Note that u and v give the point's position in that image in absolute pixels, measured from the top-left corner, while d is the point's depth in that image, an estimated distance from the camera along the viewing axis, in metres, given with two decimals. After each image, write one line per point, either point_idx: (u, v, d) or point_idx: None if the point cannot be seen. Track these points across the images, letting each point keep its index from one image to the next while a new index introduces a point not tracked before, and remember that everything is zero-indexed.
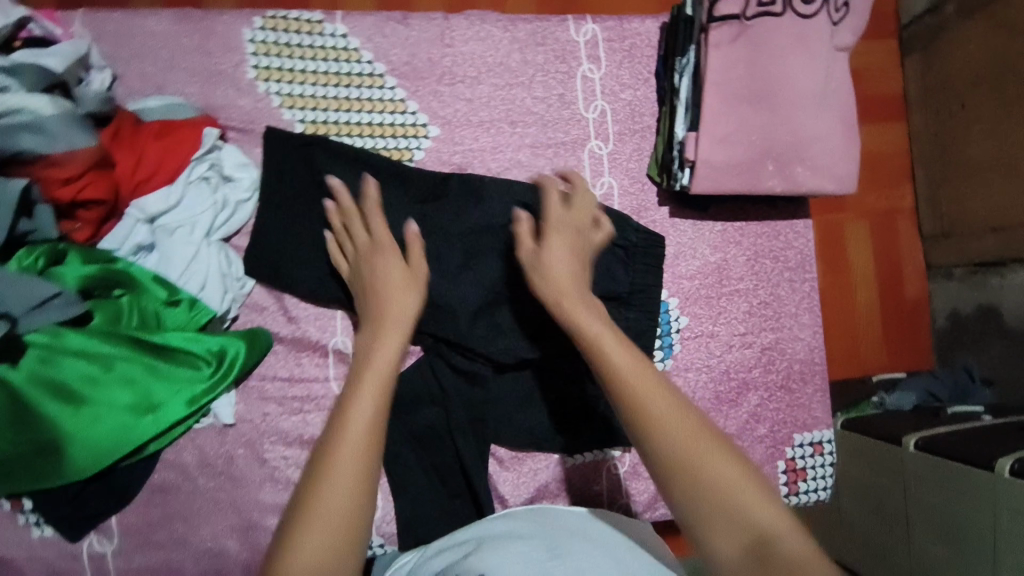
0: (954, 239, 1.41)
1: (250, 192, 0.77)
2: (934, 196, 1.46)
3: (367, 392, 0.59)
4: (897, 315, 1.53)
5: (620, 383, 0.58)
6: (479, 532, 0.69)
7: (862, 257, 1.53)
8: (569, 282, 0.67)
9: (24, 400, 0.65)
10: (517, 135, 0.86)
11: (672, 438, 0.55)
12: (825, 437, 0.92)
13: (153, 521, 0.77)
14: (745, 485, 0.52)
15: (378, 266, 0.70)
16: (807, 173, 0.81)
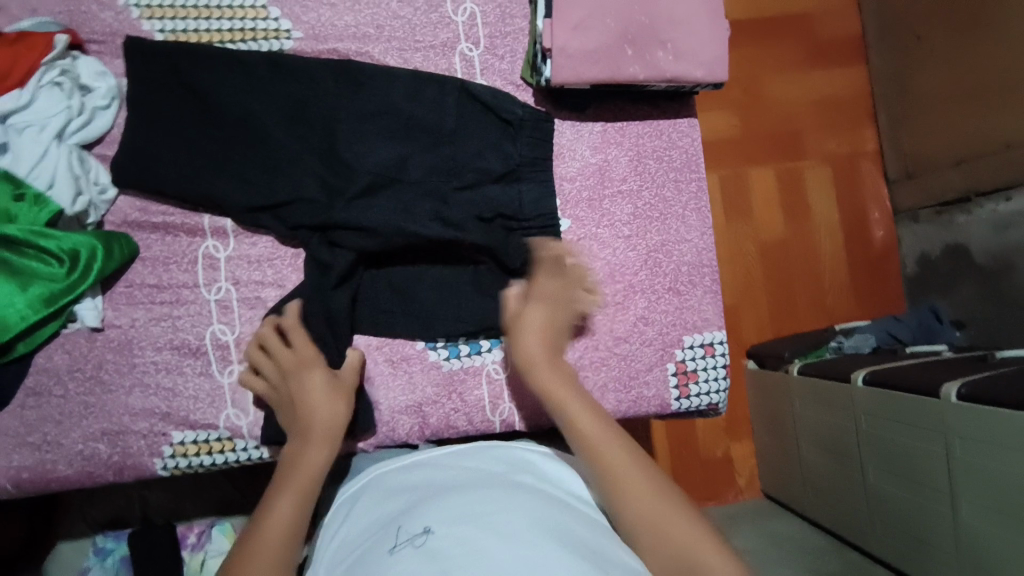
0: (919, 179, 1.53)
1: (109, 99, 0.78)
2: (895, 139, 1.61)
3: (291, 490, 0.66)
4: (861, 258, 1.65)
5: (598, 451, 0.64)
6: (433, 474, 0.67)
7: (822, 199, 1.64)
8: (544, 358, 0.72)
9: None
10: (383, 39, 0.86)
11: (626, 467, 0.62)
12: (717, 339, 0.90)
13: (28, 422, 0.79)
14: (699, 534, 0.58)
15: (295, 362, 0.75)
16: (669, 58, 0.79)
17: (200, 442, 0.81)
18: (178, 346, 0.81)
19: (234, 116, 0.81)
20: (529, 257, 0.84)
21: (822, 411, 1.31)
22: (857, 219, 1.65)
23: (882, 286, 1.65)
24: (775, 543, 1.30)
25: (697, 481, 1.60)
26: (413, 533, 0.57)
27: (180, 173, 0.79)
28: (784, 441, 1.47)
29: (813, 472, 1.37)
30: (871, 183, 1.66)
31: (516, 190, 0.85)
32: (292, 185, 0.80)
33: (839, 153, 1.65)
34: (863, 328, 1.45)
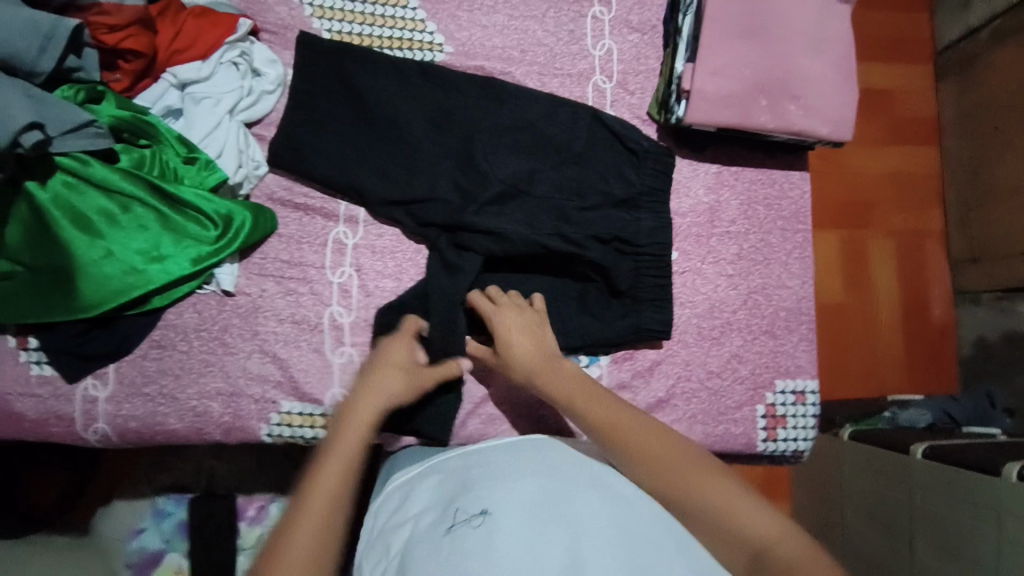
0: (983, 263, 1.54)
1: (275, 85, 0.84)
2: (963, 221, 1.61)
3: (354, 430, 0.67)
4: (918, 334, 1.64)
5: (624, 440, 0.68)
6: (485, 456, 0.70)
7: (884, 273, 1.64)
8: (544, 361, 0.77)
9: (49, 220, 0.72)
10: (525, 62, 0.93)
11: (647, 444, 0.67)
12: (808, 387, 0.92)
13: (147, 373, 0.81)
14: (737, 497, 0.62)
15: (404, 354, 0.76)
16: (801, 112, 0.83)
17: (305, 414, 0.84)
18: (298, 321, 0.85)
19: (381, 114, 0.87)
20: (636, 281, 0.89)
21: (871, 480, 1.28)
22: (919, 295, 1.65)
23: (935, 366, 1.64)
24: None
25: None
26: (470, 512, 0.60)
27: (330, 163, 0.85)
28: (826, 508, 1.43)
29: (856, 544, 1.32)
30: (934, 260, 1.66)
31: (635, 218, 0.89)
32: (428, 185, 0.86)
33: (905, 229, 1.66)
34: (918, 403, 1.43)
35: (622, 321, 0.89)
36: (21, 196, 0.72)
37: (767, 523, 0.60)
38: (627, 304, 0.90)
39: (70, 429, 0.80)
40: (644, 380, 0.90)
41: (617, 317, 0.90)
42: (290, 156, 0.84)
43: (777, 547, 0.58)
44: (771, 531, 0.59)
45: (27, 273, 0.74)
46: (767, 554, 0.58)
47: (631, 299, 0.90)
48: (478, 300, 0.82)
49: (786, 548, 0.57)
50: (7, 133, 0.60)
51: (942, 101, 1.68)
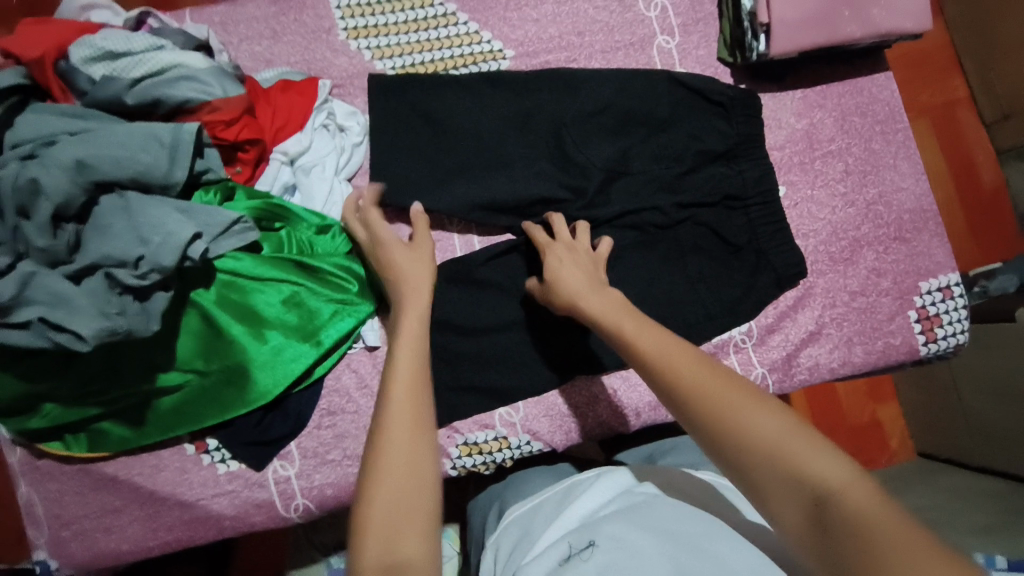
0: (1020, 118, 1.49)
1: (361, 136, 0.85)
2: (985, 81, 1.55)
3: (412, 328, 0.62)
4: (976, 204, 1.59)
5: (668, 372, 0.54)
6: (603, 489, 0.68)
7: (928, 154, 1.61)
8: (586, 287, 0.69)
9: (213, 322, 0.75)
10: (587, 43, 0.92)
11: (694, 375, 0.53)
12: (953, 281, 0.90)
13: (326, 441, 0.83)
14: (785, 425, 0.48)
15: (400, 245, 0.73)
16: (883, 13, 0.82)
17: (491, 440, 0.86)
18: (451, 361, 0.84)
19: (464, 133, 0.87)
20: (753, 234, 0.89)
21: (992, 357, 1.28)
22: (966, 165, 1.60)
23: (990, 227, 1.59)
24: (960, 496, 1.25)
25: (854, 446, 1.55)
26: (580, 546, 0.57)
27: (436, 193, 0.84)
28: (939, 393, 1.44)
29: (981, 421, 1.33)
30: (972, 129, 1.61)
31: (737, 170, 0.89)
32: (533, 187, 0.85)
33: (933, 104, 1.61)
34: (1002, 270, 1.38)
35: (751, 268, 0.89)
36: (189, 304, 0.75)
37: (832, 464, 0.46)
38: (751, 258, 0.89)
39: (272, 513, 0.82)
40: (790, 318, 0.90)
41: (750, 267, 0.89)
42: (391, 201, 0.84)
43: (844, 494, 0.44)
44: (794, 441, 0.47)
45: (198, 378, 0.76)
46: (837, 505, 0.43)
47: (755, 253, 0.89)
48: (540, 235, 0.80)
49: (854, 494, 0.43)
50: (175, 249, 0.62)
51: None
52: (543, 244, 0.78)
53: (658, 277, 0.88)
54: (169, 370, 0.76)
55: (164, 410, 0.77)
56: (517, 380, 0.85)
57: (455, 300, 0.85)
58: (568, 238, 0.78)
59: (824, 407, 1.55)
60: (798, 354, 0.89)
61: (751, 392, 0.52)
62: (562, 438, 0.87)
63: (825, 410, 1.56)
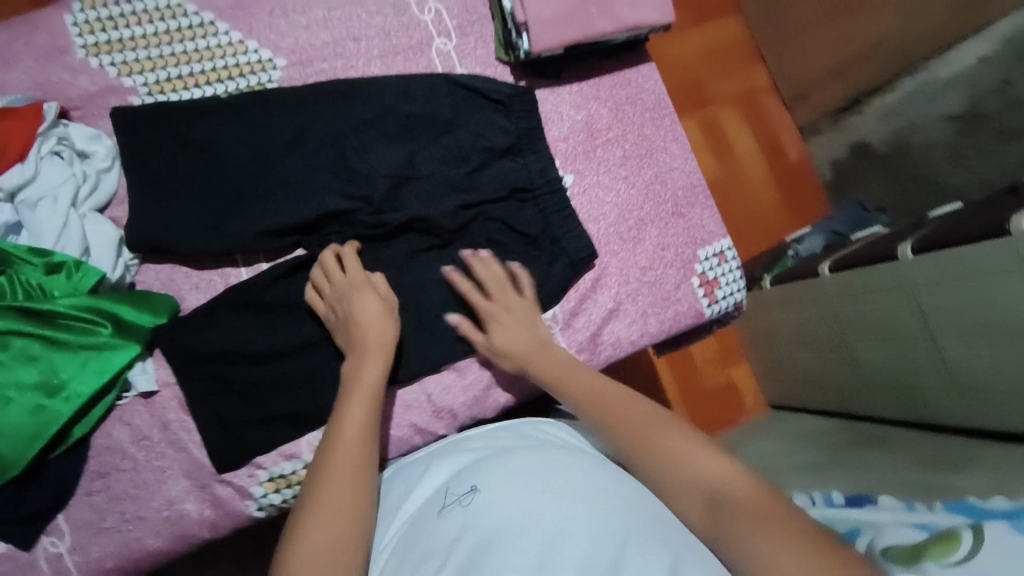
0: (811, 98, 1.69)
1: (109, 160, 0.78)
2: (780, 67, 1.76)
3: (358, 407, 0.70)
4: (787, 177, 1.79)
5: (571, 395, 0.73)
6: (480, 441, 0.74)
7: (740, 135, 1.78)
8: (532, 350, 0.81)
9: None
10: (363, 49, 0.91)
11: (626, 409, 0.67)
12: (724, 246, 1.01)
13: (100, 508, 0.75)
14: (694, 442, 0.61)
15: (375, 300, 0.79)
16: (628, 9, 0.90)
17: (297, 472, 0.80)
18: (245, 398, 0.79)
19: (225, 146, 0.83)
20: (546, 222, 0.92)
21: (801, 308, 1.45)
22: (774, 144, 1.79)
23: (800, 195, 1.80)
24: (794, 439, 1.43)
25: (715, 411, 1.72)
26: (460, 493, 0.64)
27: (211, 216, 0.81)
28: (769, 347, 1.63)
29: (809, 369, 1.51)
30: (773, 111, 1.80)
31: (522, 162, 0.92)
32: (314, 204, 0.84)
33: (738, 92, 1.79)
34: (811, 232, 1.61)
35: (545, 259, 0.92)
36: None
37: (714, 465, 0.58)
38: (548, 247, 0.92)
39: None
40: (591, 299, 0.94)
41: (542, 259, 0.92)
42: (151, 245, 0.78)
43: (729, 487, 0.55)
44: (698, 453, 0.60)
45: None
46: (719, 496, 0.55)
47: (551, 241, 0.92)
48: (465, 287, 0.86)
49: (735, 486, 0.55)
50: None
51: None
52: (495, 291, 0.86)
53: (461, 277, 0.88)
54: None
55: None
56: (320, 407, 0.81)
57: (239, 328, 0.80)
58: (512, 291, 0.86)
59: (683, 377, 1.70)
60: (602, 331, 0.94)
61: (669, 417, 0.65)
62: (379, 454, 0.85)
63: (687, 382, 1.70)
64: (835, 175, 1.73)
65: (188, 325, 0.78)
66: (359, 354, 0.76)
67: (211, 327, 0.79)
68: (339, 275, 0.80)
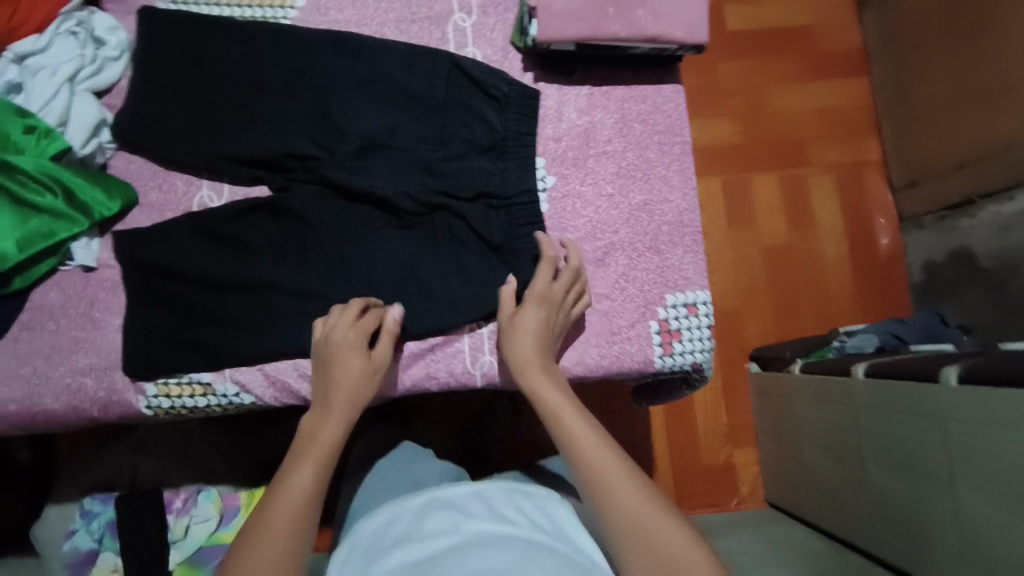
0: (924, 186, 1.48)
1: (119, 51, 0.85)
2: (898, 145, 1.56)
3: (304, 470, 0.70)
4: (868, 268, 1.59)
5: (584, 451, 0.67)
6: (461, 503, 0.71)
7: (827, 209, 1.60)
8: (539, 367, 0.76)
9: None
10: (381, 9, 0.92)
11: (623, 491, 0.64)
12: (699, 298, 0.90)
13: (20, 355, 0.81)
14: (702, 558, 0.59)
15: (357, 348, 0.77)
16: (649, 17, 0.83)
17: (184, 383, 0.82)
18: (167, 305, 0.82)
19: (220, 60, 0.86)
20: (512, 233, 0.87)
21: (830, 411, 1.22)
22: (863, 228, 1.60)
23: (878, 282, 1.59)
24: (775, 545, 1.22)
25: (700, 488, 1.52)
26: None
27: (187, 126, 0.85)
28: (784, 441, 1.41)
29: (816, 475, 1.29)
30: (877, 190, 1.62)
31: (500, 166, 0.88)
32: (282, 142, 0.85)
33: (840, 162, 1.62)
34: (865, 329, 1.36)
35: (493, 266, 0.87)
36: None
37: None
38: (507, 258, 0.87)
39: None
40: None
41: (491, 266, 0.87)
42: (131, 139, 0.83)
43: None
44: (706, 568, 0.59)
45: None
46: None
47: (510, 252, 0.87)
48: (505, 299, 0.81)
49: None
50: None
51: (866, 32, 1.64)
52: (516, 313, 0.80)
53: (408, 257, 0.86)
54: None
55: None
56: (228, 338, 0.82)
57: (183, 241, 0.83)
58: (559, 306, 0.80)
59: (678, 442, 1.53)
60: None
61: (674, 517, 0.63)
62: (273, 394, 0.84)
63: (680, 449, 1.53)
64: (928, 278, 1.50)
65: (146, 236, 0.82)
66: (332, 405, 0.75)
67: (153, 237, 0.83)
68: (337, 326, 0.77)
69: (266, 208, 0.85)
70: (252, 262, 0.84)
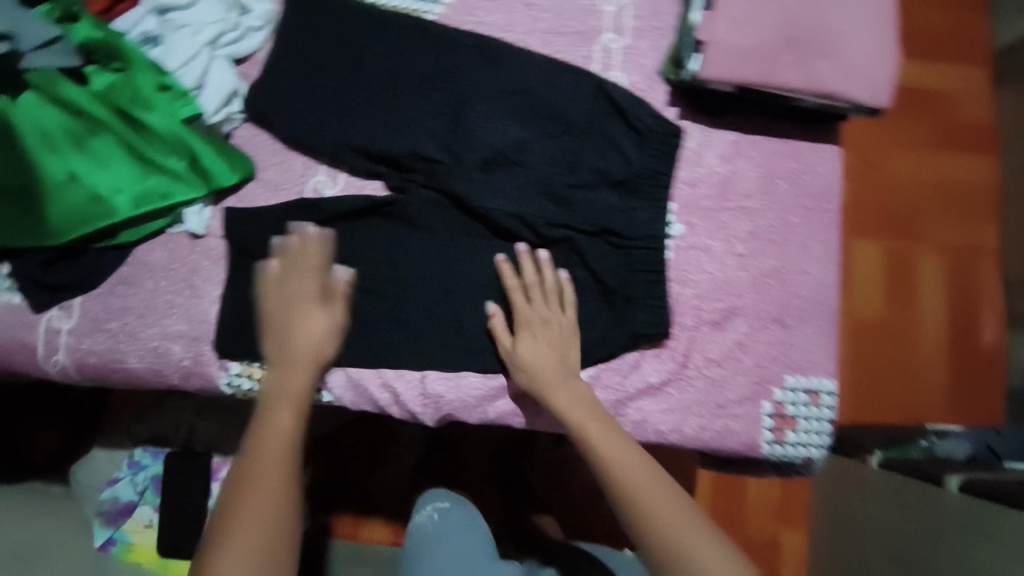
0: None
1: (262, 22, 0.83)
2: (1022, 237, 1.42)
3: (275, 481, 0.68)
4: (966, 363, 1.43)
5: (629, 486, 0.68)
6: None
7: (932, 291, 1.45)
8: (565, 388, 0.75)
9: (16, 138, 0.73)
10: (530, 17, 0.87)
11: (673, 524, 0.66)
12: (824, 388, 0.81)
13: (111, 308, 0.79)
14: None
15: (315, 305, 0.76)
16: (829, 71, 0.74)
17: (266, 369, 0.80)
18: None
19: (360, 47, 0.83)
20: (630, 278, 0.81)
21: (895, 509, 1.08)
22: (967, 318, 1.45)
23: (972, 385, 1.43)
24: None
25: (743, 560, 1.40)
26: None
27: (318, 110, 0.82)
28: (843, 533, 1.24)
29: None
30: (987, 279, 1.46)
31: (629, 206, 0.81)
32: (410, 143, 0.82)
33: (954, 242, 1.47)
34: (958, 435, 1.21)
35: (601, 312, 0.82)
36: None
37: None
38: (618, 304, 0.81)
39: (32, 360, 0.79)
40: (650, 357, 0.82)
41: (598, 310, 0.82)
42: (261, 116, 0.81)
43: None
44: None
45: None
46: None
47: (623, 298, 0.81)
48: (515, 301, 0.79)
49: None
50: None
51: (1000, 108, 1.49)
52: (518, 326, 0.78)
53: None
54: None
55: None
56: None
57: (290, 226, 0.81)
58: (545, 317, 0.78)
59: (728, 506, 1.41)
60: (628, 403, 0.82)
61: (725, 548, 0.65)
62: (353, 397, 0.81)
63: (721, 510, 1.42)
64: None
65: (260, 215, 0.80)
66: (290, 406, 0.73)
67: (266, 218, 0.81)
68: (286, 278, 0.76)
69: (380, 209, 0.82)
70: (357, 263, 0.82)
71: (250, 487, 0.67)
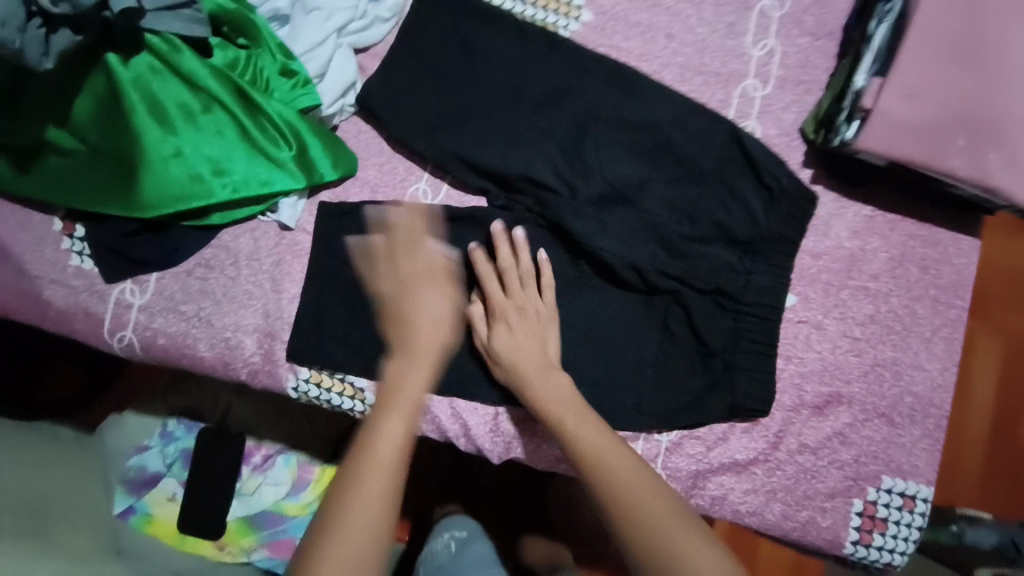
0: None
1: (392, 13, 0.77)
2: None
3: (378, 485, 0.58)
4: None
5: (629, 507, 0.60)
6: None
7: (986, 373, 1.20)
8: (546, 382, 0.69)
9: (121, 99, 0.68)
10: (670, 48, 0.80)
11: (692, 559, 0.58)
12: (920, 494, 0.76)
13: (188, 291, 0.75)
14: None
15: (422, 289, 0.70)
16: (1000, 164, 0.68)
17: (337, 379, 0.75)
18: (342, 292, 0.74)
19: (485, 51, 0.77)
20: (733, 344, 0.75)
21: None
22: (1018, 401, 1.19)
23: (1013, 488, 1.18)
24: None
25: None
26: None
27: (431, 113, 0.76)
28: None
29: None
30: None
31: (746, 268, 0.75)
32: (523, 162, 0.75)
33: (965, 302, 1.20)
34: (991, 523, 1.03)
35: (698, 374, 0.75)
36: (100, 65, 0.67)
37: None
38: (717, 370, 0.75)
39: (98, 331, 0.76)
40: (740, 432, 0.76)
41: (696, 372, 0.75)
42: (369, 111, 0.76)
43: None
44: None
45: (87, 152, 0.70)
46: None
47: (723, 365, 0.75)
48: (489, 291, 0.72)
49: None
50: None
51: None
52: (503, 312, 0.71)
53: (615, 326, 0.76)
54: (61, 129, 0.69)
55: (43, 169, 0.71)
56: None
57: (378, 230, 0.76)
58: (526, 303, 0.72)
59: None
60: (708, 476, 0.76)
61: None
62: (420, 424, 0.76)
63: None
64: None
65: (350, 215, 0.75)
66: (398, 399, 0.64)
67: (354, 218, 0.75)
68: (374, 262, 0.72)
69: (478, 224, 0.77)
70: None
71: (352, 489, 0.58)
